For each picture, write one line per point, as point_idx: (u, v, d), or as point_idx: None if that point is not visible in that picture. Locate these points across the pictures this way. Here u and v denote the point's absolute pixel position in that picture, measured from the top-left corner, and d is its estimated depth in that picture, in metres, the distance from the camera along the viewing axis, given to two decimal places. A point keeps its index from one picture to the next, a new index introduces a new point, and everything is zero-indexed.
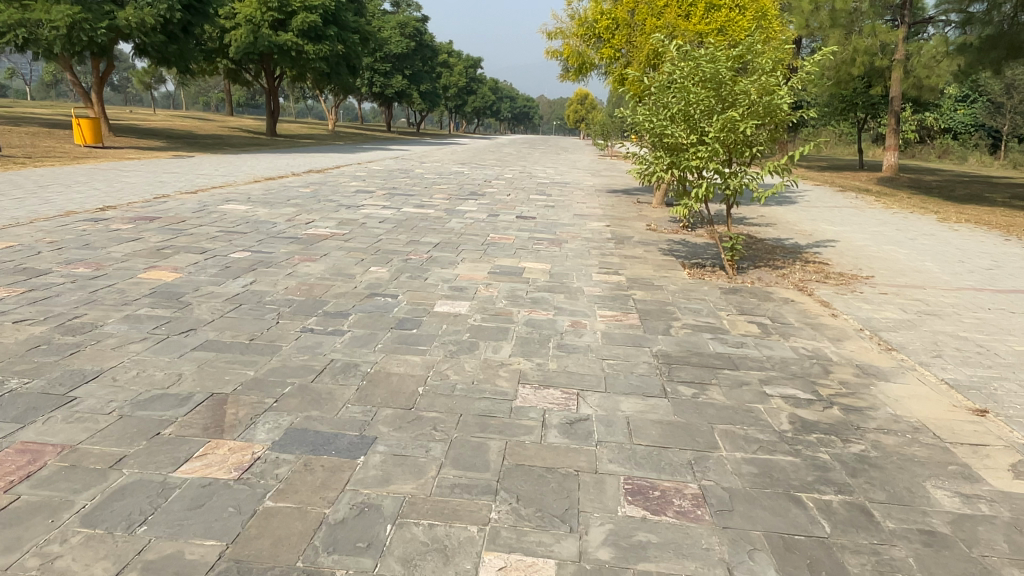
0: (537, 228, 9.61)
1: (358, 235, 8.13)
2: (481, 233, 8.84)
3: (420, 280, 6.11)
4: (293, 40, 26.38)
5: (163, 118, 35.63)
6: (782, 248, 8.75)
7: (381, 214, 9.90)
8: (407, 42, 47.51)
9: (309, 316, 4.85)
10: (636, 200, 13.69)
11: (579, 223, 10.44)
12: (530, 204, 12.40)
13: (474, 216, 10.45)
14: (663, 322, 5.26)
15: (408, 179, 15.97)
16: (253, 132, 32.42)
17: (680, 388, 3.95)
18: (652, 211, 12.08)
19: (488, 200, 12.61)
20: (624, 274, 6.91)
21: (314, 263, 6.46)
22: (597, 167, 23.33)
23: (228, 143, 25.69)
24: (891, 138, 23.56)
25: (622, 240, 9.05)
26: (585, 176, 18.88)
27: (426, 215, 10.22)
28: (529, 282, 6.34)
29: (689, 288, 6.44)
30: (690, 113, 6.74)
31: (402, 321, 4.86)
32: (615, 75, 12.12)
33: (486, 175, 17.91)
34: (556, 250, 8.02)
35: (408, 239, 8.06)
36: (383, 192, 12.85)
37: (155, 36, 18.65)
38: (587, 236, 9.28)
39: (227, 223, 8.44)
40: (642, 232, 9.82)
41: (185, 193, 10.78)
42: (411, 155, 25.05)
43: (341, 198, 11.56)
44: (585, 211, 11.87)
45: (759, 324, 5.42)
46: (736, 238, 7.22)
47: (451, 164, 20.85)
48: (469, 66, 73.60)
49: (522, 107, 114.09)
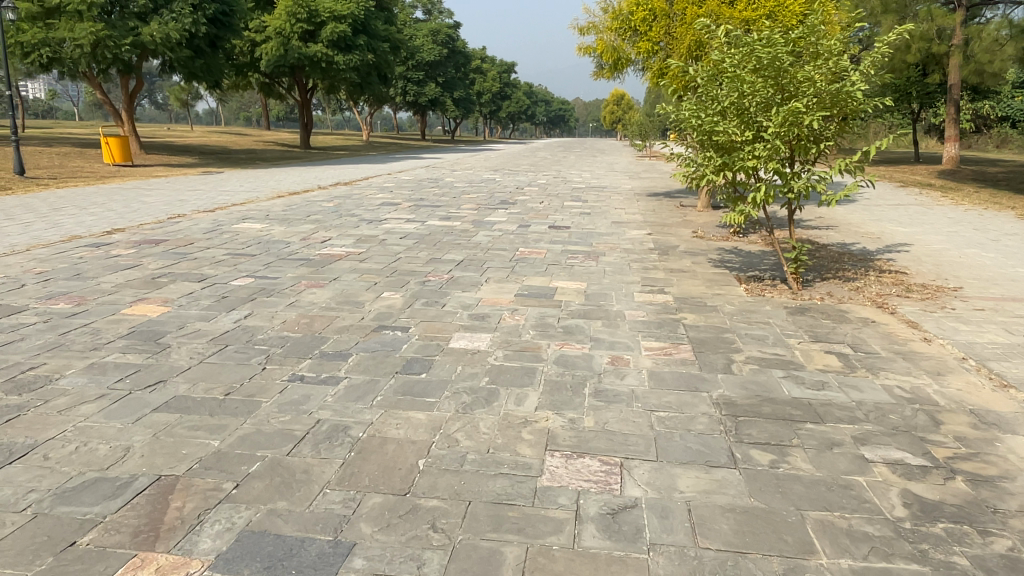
0: (571, 239, 8.81)
1: (375, 254, 7.46)
2: (510, 247, 8.10)
3: (437, 308, 5.38)
4: (322, 51, 26.04)
5: (200, 134, 35.90)
6: (850, 256, 7.77)
7: (403, 229, 9.23)
8: (440, 49, 47.19)
9: (302, 359, 4.14)
10: (679, 204, 12.77)
11: (618, 231, 9.60)
12: (565, 212, 11.60)
13: (503, 227, 9.70)
14: (723, 356, 4.40)
15: (439, 188, 15.30)
16: (287, 145, 32.35)
17: (752, 453, 3.11)
18: (697, 216, 11.16)
19: (520, 209, 11.86)
20: (670, 292, 6.07)
21: (321, 289, 5.79)
22: (635, 169, 22.39)
23: (260, 157, 25.53)
24: (950, 128, 22.04)
25: (666, 251, 8.18)
26: (623, 180, 18.00)
27: (452, 227, 9.52)
28: (562, 306, 5.55)
29: (748, 309, 5.57)
30: (744, 107, 5.84)
31: (410, 363, 4.11)
32: (654, 71, 11.27)
33: (519, 182, 17.17)
34: (592, 265, 7.21)
35: (429, 257, 7.36)
36: (409, 203, 12.21)
37: (180, 51, 18.50)
38: (626, 246, 8.45)
39: (237, 244, 7.87)
40: (688, 241, 8.93)
41: (201, 211, 10.29)
42: (443, 163, 24.45)
43: (364, 211, 10.94)
44: (624, 218, 11.02)
45: (838, 355, 4.54)
46: (800, 248, 6.32)
47: (484, 172, 20.18)
48: (503, 70, 73.06)
49: (558, 110, 113.11)
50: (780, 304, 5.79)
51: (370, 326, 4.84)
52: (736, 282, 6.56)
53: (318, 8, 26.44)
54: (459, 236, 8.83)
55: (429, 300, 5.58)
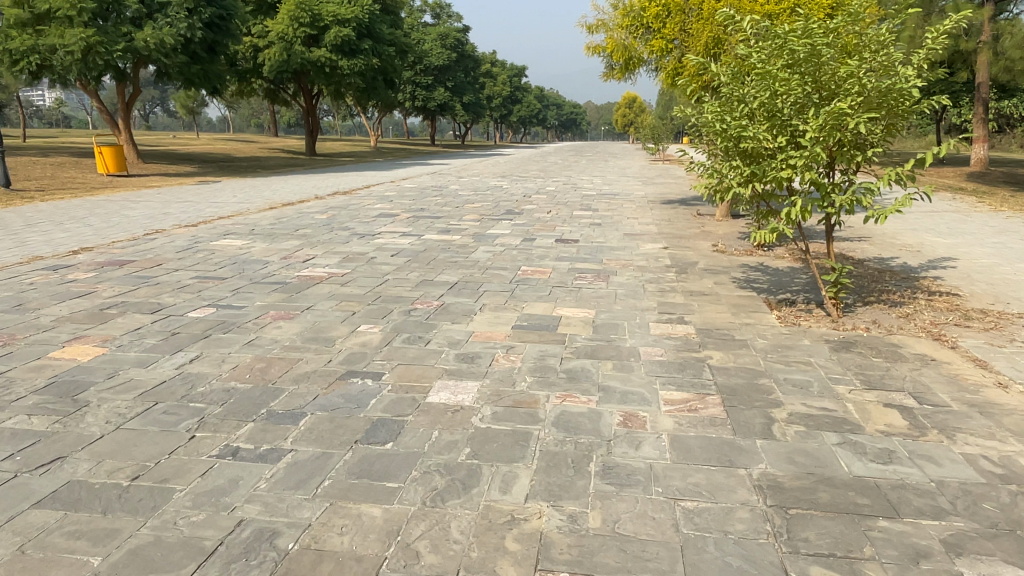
0: (580, 255, 8.02)
1: (361, 276, 6.71)
2: (511, 266, 7.33)
3: (420, 346, 4.59)
4: (326, 56, 25.40)
5: (206, 142, 35.45)
6: (891, 274, 6.93)
7: (396, 244, 8.48)
8: (448, 53, 46.53)
9: (245, 423, 3.38)
10: (697, 213, 11.95)
11: (631, 245, 8.81)
12: (575, 223, 10.82)
13: (505, 241, 8.94)
14: (761, 413, 3.59)
15: (442, 196, 14.57)
16: (292, 153, 31.79)
17: (813, 573, 2.31)
18: (717, 226, 10.33)
19: (525, 220, 11.10)
20: (692, 321, 5.27)
21: (288, 322, 5.03)
22: (649, 173, 21.54)
23: (263, 165, 24.93)
24: (978, 129, 20.99)
25: (685, 268, 7.36)
26: (636, 186, 17.18)
27: (450, 242, 8.76)
28: (566, 342, 4.77)
29: (784, 343, 4.76)
30: (776, 109, 5.03)
31: (375, 427, 3.33)
32: (669, 72, 10.47)
33: (527, 189, 16.38)
34: (602, 287, 6.42)
35: (420, 279, 6.61)
36: (407, 214, 11.48)
37: (176, 56, 17.94)
38: (640, 263, 7.65)
39: (210, 264, 7.17)
40: (709, 256, 8.11)
41: (182, 226, 9.61)
42: (450, 170, 23.73)
43: (357, 224, 10.21)
44: (638, 229, 10.22)
45: (900, 409, 3.72)
46: (841, 269, 5.49)
47: (491, 178, 19.43)
48: (513, 74, 72.37)
49: (570, 114, 112.21)
50: (820, 337, 4.97)
51: (336, 373, 4.07)
52: (765, 307, 5.75)
53: (321, 12, 25.82)
54: (456, 252, 8.08)
55: (412, 335, 4.80)
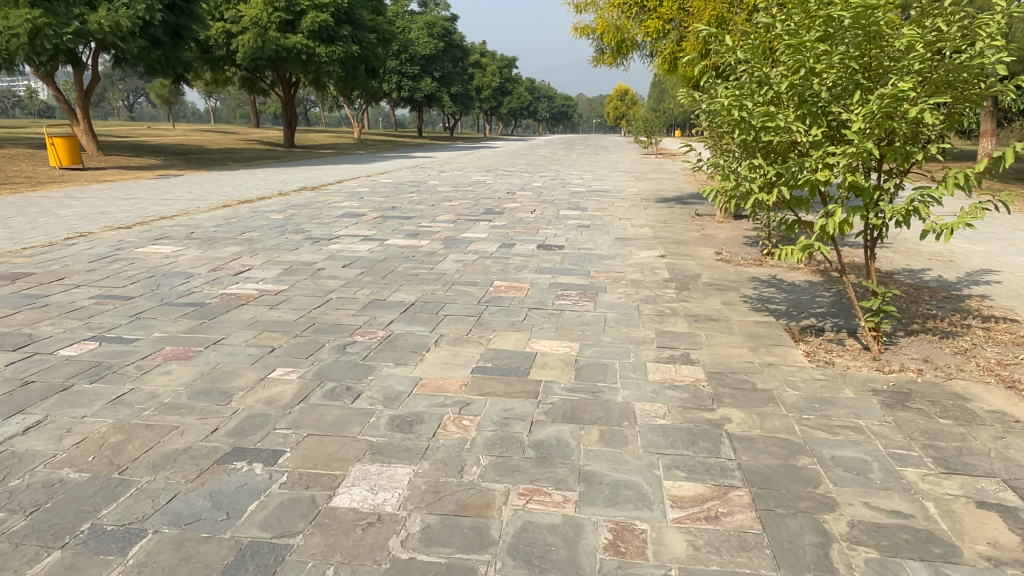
0: (566, 266, 6.92)
1: (299, 293, 5.58)
2: (483, 279, 6.22)
3: (344, 403, 3.46)
4: (302, 42, 24.14)
5: (181, 133, 33.99)
6: (931, 292, 5.85)
7: (352, 252, 7.35)
8: (435, 42, 45.16)
9: (49, 552, 2.27)
10: (695, 213, 10.86)
11: (624, 251, 7.71)
12: (561, 224, 9.71)
13: (480, 247, 7.83)
14: (809, 525, 2.49)
15: (417, 193, 13.43)
16: (270, 144, 30.44)
17: None
18: (720, 229, 9.25)
19: (505, 220, 9.98)
20: (700, 361, 4.18)
21: (182, 365, 3.91)
22: (641, 168, 20.44)
23: (235, 157, 23.63)
24: (985, 123, 19.97)
25: (687, 283, 6.27)
26: (628, 182, 16.08)
27: (415, 248, 7.64)
28: (539, 393, 3.66)
29: (821, 395, 3.68)
30: (811, 91, 3.87)
31: (241, 562, 2.22)
32: (665, 56, 9.37)
33: (511, 185, 15.25)
34: (589, 311, 5.31)
35: (369, 299, 5.47)
36: (374, 214, 10.36)
37: (134, 41, 16.69)
38: (633, 275, 6.55)
39: (122, 279, 6.03)
40: (714, 266, 7.01)
41: (113, 229, 8.45)
42: (433, 163, 22.54)
43: (315, 226, 9.09)
44: (630, 232, 9.13)
45: (1003, 513, 2.64)
46: (885, 295, 4.39)
47: (474, 173, 18.26)
48: (503, 65, 71.09)
49: (561, 107, 110.91)
50: (864, 385, 3.89)
51: (215, 453, 2.94)
52: (789, 339, 4.67)
53: None
54: (421, 261, 6.96)
55: (339, 386, 3.67)
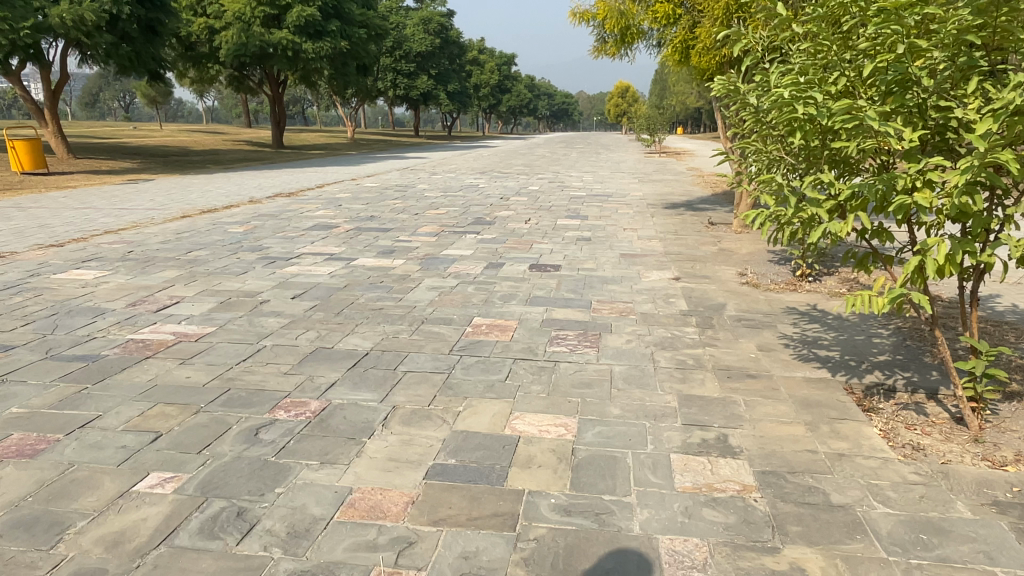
0: (563, 293, 5.78)
1: (227, 340, 4.44)
2: (460, 315, 5.08)
3: (226, 546, 2.32)
4: (288, 38, 23.01)
5: (167, 134, 32.82)
6: (1014, 330, 4.71)
7: (311, 275, 6.23)
8: (431, 39, 43.97)
9: None
10: (708, 223, 9.71)
11: (631, 272, 6.57)
12: (558, 237, 8.58)
13: (463, 268, 6.69)
14: None
15: (402, 199, 12.29)
16: (258, 145, 29.28)
17: None
18: (740, 244, 8.11)
19: (495, 232, 8.86)
20: (745, 450, 3.05)
21: (18, 473, 2.77)
22: (645, 168, 19.29)
23: (217, 159, 22.45)
24: None
25: (711, 318, 5.11)
26: (631, 185, 14.93)
27: (387, 270, 6.50)
28: (519, 517, 2.50)
29: (928, 519, 2.54)
30: (912, 75, 2.66)
31: None
32: (677, 45, 8.23)
33: (506, 189, 14.10)
34: (591, 361, 4.17)
35: (313, 346, 4.34)
36: (348, 225, 9.22)
37: (100, 36, 15.56)
38: (644, 306, 5.41)
39: (16, 318, 4.90)
40: (740, 292, 5.86)
41: (40, 248, 7.30)
42: (425, 164, 21.39)
43: (278, 241, 7.97)
44: (637, 246, 7.98)
45: None
46: (992, 354, 3.23)
47: (467, 175, 17.14)
48: (502, 63, 69.92)
49: (562, 105, 109.68)
50: (980, 495, 2.76)
51: None
52: (856, 409, 3.52)
53: None
54: (391, 288, 5.82)
55: (228, 511, 2.52)
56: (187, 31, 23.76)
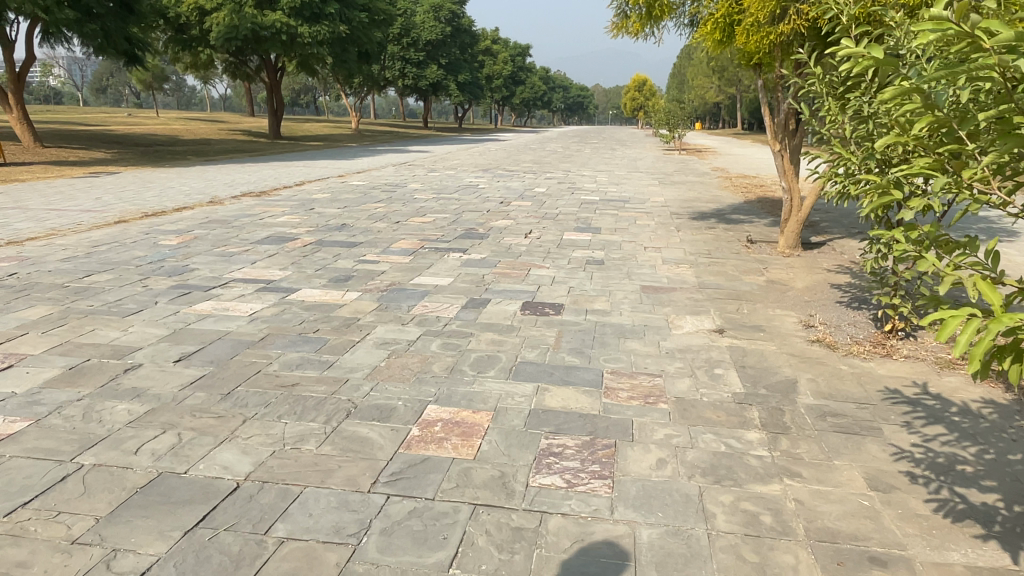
0: (563, 354, 4.13)
1: (26, 450, 2.85)
2: (409, 397, 3.44)
3: None
4: (281, 20, 21.34)
5: (161, 121, 31.33)
6: None
7: (223, 318, 4.62)
8: (442, 27, 42.21)
9: None
10: (746, 240, 8.03)
11: (657, 318, 4.91)
12: (562, 258, 6.92)
13: (434, 306, 5.06)
14: None
15: (387, 202, 10.67)
16: (254, 136, 27.70)
17: None
18: (792, 275, 6.42)
19: (486, 250, 7.21)
20: None
21: None
22: (665, 169, 17.55)
23: (202, 149, 20.87)
24: None
25: (779, 409, 3.46)
26: (651, 188, 13.23)
27: (331, 310, 4.88)
28: None
29: None
30: None
31: None
32: (720, 19, 6.52)
33: (508, 190, 12.45)
34: (599, 511, 2.52)
35: (155, 469, 2.73)
36: (309, 236, 7.61)
37: (60, 11, 13.97)
38: (680, 383, 3.75)
39: None
40: (812, 360, 4.19)
41: None
42: (426, 159, 19.75)
43: (210, 259, 6.38)
44: (663, 274, 6.32)
45: None
46: None
47: (469, 173, 15.48)
48: (516, 54, 67.93)
49: (576, 98, 107.70)
50: None
51: None
52: None
53: None
54: (325, 342, 4.19)
55: None
56: (175, 11, 22.10)
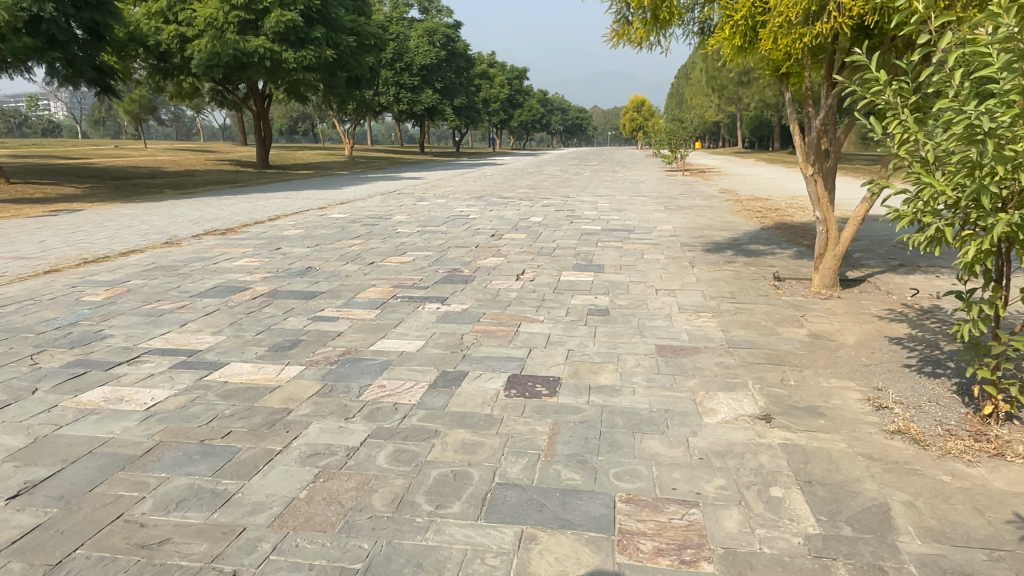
0: (558, 464, 3.00)
1: None
2: (327, 563, 2.30)
3: None
4: (265, 45, 20.41)
5: (148, 152, 30.48)
6: None
7: (110, 415, 3.51)
8: (436, 51, 41.49)
9: None
10: (773, 277, 6.93)
11: (681, 397, 3.78)
12: (558, 306, 5.82)
13: (393, 384, 3.93)
14: None
15: (364, 238, 9.59)
16: (242, 165, 26.80)
17: None
18: (838, 325, 5.30)
19: (469, 298, 6.11)
20: None
21: None
22: (669, 192, 16.50)
23: (183, 181, 19.92)
24: None
25: (878, 570, 2.33)
26: (656, 214, 12.17)
27: (257, 394, 3.76)
28: None
29: None
30: None
31: None
32: (741, 19, 5.44)
33: (501, 221, 11.39)
34: None
35: None
36: (263, 285, 6.51)
37: (17, 40, 13.00)
38: (724, 518, 2.61)
39: None
40: (901, 468, 3.06)
41: None
42: (417, 187, 18.74)
43: (134, 321, 5.28)
44: (681, 327, 5.20)
45: None
46: None
47: (460, 202, 14.44)
48: (513, 77, 67.52)
49: (575, 120, 107.60)
50: None
51: None
52: None
53: None
54: (233, 455, 3.07)
55: None
56: (155, 39, 21.22)
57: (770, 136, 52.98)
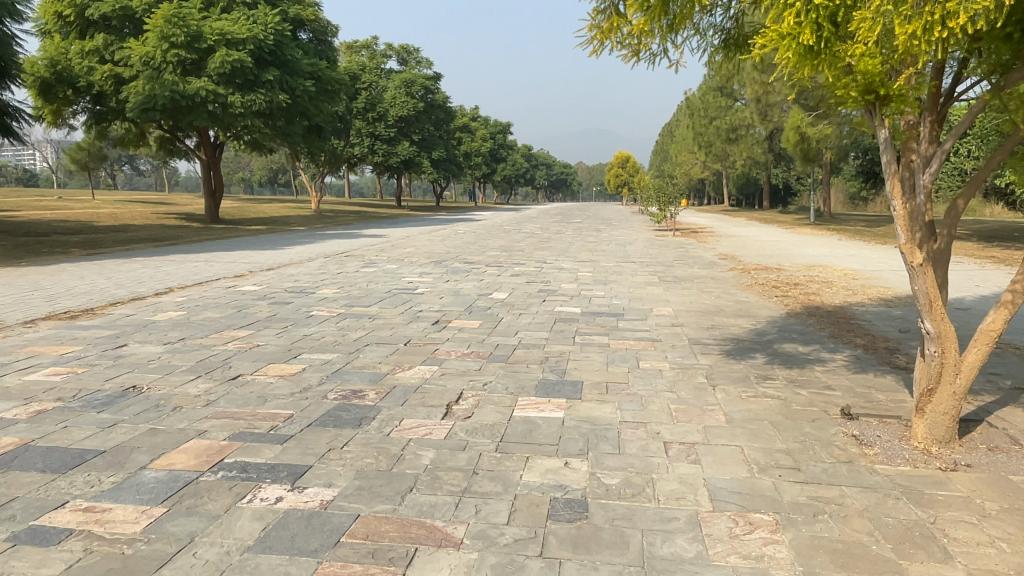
0: None
1: None
2: None
3: None
4: (207, 87, 18.19)
5: (92, 204, 28.02)
6: None
7: None
8: (413, 102, 39.76)
9: None
10: (842, 413, 4.45)
11: None
12: (496, 492, 3.27)
13: None
14: None
15: (259, 325, 7.07)
16: (191, 218, 24.39)
17: None
18: (1014, 554, 2.82)
19: (347, 463, 3.56)
20: None
21: None
22: (661, 257, 14.23)
23: (105, 238, 17.46)
24: None
25: None
26: (649, 290, 9.75)
27: None
28: None
29: None
30: None
31: None
32: None
33: (454, 298, 8.94)
34: None
35: None
36: (13, 433, 3.93)
37: None
38: None
39: None
40: None
41: None
42: (373, 246, 16.36)
43: None
44: (723, 563, 2.69)
45: None
46: None
47: (413, 268, 12.00)
48: (495, 131, 66.33)
49: (559, 175, 107.14)
50: None
51: None
52: None
53: (203, 30, 18.80)
54: None
55: None
56: (86, 80, 19.00)
57: (758, 193, 51.64)
